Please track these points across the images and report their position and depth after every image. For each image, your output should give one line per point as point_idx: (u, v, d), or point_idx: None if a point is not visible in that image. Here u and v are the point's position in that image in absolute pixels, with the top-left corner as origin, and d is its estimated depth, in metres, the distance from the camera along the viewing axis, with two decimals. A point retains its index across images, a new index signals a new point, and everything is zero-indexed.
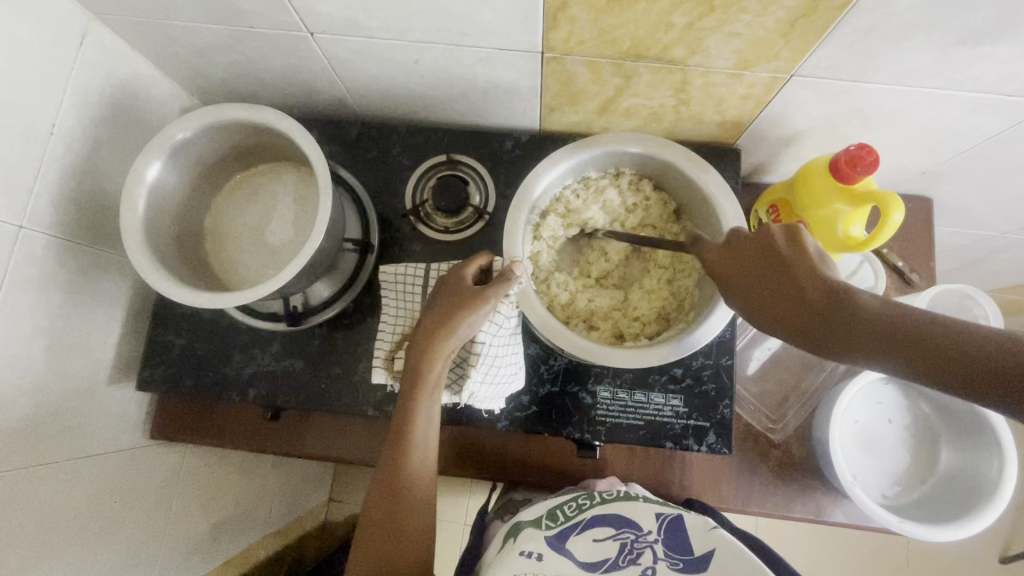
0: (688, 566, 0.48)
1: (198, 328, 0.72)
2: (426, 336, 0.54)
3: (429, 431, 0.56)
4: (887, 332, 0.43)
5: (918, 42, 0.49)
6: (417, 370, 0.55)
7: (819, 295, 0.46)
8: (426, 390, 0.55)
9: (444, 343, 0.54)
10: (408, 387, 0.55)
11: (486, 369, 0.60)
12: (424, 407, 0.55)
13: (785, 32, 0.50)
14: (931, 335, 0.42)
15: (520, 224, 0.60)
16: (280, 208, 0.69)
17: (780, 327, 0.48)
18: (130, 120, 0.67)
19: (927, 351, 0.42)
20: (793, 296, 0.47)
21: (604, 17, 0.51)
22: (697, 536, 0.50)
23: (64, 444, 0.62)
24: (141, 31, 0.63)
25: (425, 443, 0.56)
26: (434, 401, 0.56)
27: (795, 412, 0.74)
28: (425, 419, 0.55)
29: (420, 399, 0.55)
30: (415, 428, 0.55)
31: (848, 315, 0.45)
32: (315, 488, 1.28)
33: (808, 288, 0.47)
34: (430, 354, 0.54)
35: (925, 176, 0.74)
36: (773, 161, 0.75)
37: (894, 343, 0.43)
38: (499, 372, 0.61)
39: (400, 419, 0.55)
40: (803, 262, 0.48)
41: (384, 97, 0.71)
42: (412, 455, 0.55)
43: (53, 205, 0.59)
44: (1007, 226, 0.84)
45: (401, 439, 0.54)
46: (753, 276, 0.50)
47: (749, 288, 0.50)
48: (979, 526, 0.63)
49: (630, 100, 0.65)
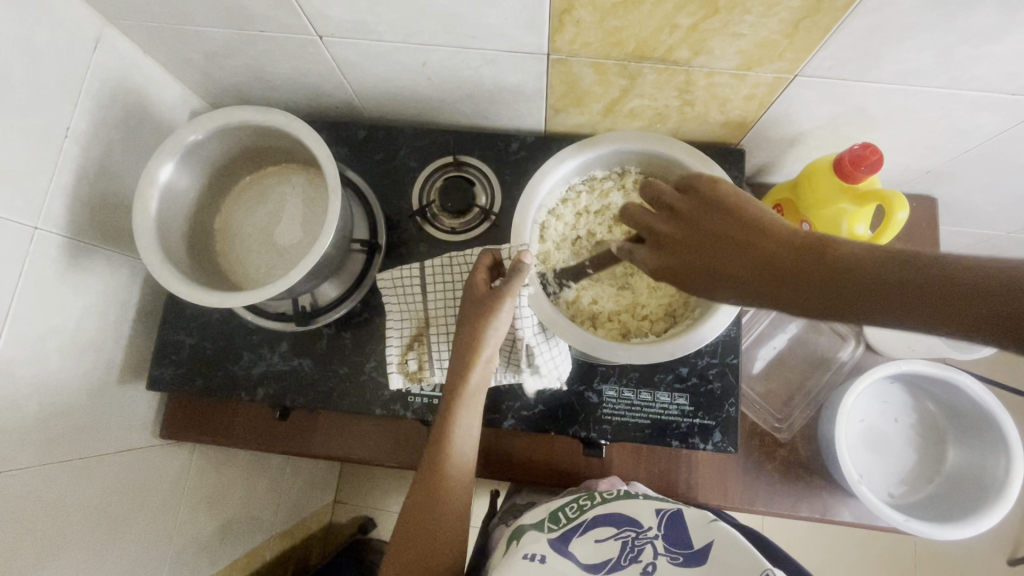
0: (688, 560, 0.49)
1: (208, 328, 0.73)
2: (461, 345, 0.55)
3: (469, 433, 0.57)
4: (854, 273, 0.38)
5: (921, 41, 0.49)
6: (456, 379, 0.55)
7: (776, 258, 0.41)
8: (465, 398, 0.55)
9: (478, 351, 0.55)
10: (448, 396, 0.56)
11: (542, 351, 0.61)
12: (466, 410, 0.56)
13: (788, 32, 0.51)
14: (908, 277, 0.37)
15: (527, 221, 0.60)
16: (289, 209, 0.70)
17: (728, 293, 0.44)
18: (142, 123, 0.68)
19: (896, 289, 0.37)
20: (747, 261, 0.43)
21: (610, 18, 0.52)
22: (695, 529, 0.51)
23: (75, 443, 0.63)
24: (154, 35, 0.64)
25: (463, 450, 0.56)
26: (472, 407, 0.56)
27: (801, 411, 0.75)
28: (465, 425, 0.56)
29: (461, 407, 0.55)
30: (454, 435, 0.55)
31: (816, 262, 0.40)
32: (320, 490, 1.29)
33: (765, 252, 0.42)
34: (468, 363, 0.55)
35: (929, 176, 0.74)
36: (778, 161, 0.75)
37: (859, 288, 0.38)
38: (557, 349, 0.62)
39: (440, 426, 0.56)
40: (743, 219, 0.44)
41: (391, 100, 0.72)
42: (451, 461, 0.56)
43: (67, 206, 0.60)
44: (1012, 226, 0.85)
45: (440, 447, 0.55)
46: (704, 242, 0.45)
47: (683, 254, 0.46)
48: (986, 524, 0.62)
49: (635, 101, 0.65)
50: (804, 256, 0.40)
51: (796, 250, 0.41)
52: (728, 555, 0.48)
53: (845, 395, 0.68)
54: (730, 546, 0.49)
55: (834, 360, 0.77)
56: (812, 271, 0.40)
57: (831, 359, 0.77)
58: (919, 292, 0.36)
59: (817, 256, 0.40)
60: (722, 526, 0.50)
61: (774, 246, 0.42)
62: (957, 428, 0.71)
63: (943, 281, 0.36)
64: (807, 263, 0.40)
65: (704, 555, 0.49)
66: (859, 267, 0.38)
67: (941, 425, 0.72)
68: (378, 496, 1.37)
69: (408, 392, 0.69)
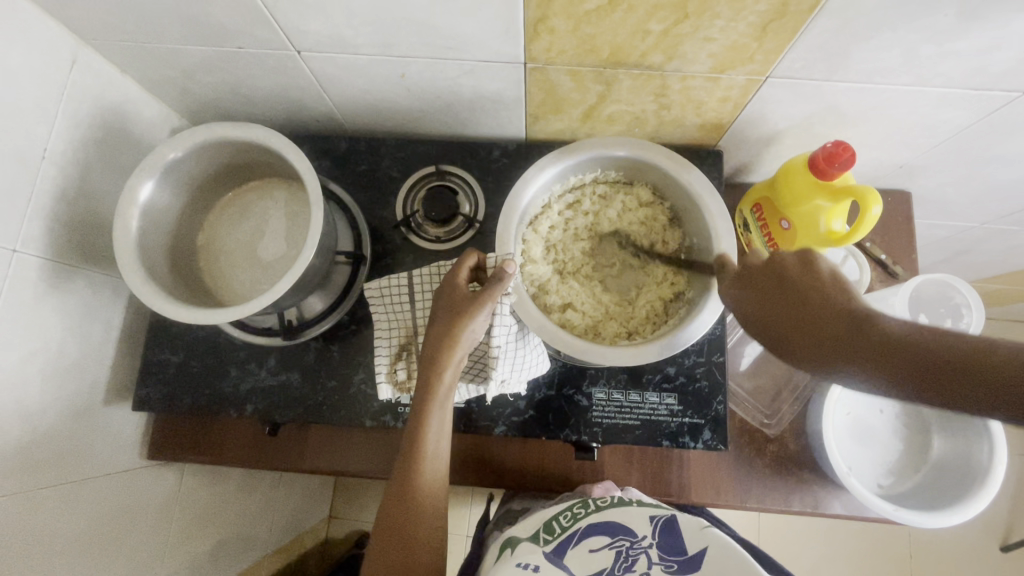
0: (683, 567, 0.49)
1: (194, 346, 0.73)
2: (433, 346, 0.55)
3: (441, 439, 0.56)
4: (845, 327, 0.42)
5: (885, 40, 0.51)
6: (427, 380, 0.55)
7: (825, 316, 0.43)
8: (437, 399, 0.55)
9: (450, 351, 0.55)
10: (420, 398, 0.55)
11: (507, 357, 0.61)
12: (436, 416, 0.55)
13: (757, 35, 0.52)
14: (931, 351, 0.37)
15: (512, 230, 0.61)
16: (272, 223, 0.70)
17: (783, 346, 0.46)
18: (121, 142, 0.68)
19: (918, 358, 0.37)
20: (764, 298, 0.49)
21: (583, 26, 0.53)
22: (689, 535, 0.52)
23: (61, 466, 0.62)
24: (130, 55, 0.64)
25: (435, 451, 0.56)
26: (445, 407, 0.56)
27: (789, 406, 0.75)
28: (436, 429, 0.56)
29: (432, 409, 0.55)
30: (427, 437, 0.55)
31: (843, 329, 0.42)
32: (315, 506, 1.28)
33: (771, 291, 0.48)
34: (440, 364, 0.55)
35: (903, 170, 0.76)
36: (754, 161, 0.77)
37: (896, 360, 0.38)
38: (524, 355, 0.62)
39: (413, 429, 0.55)
40: (812, 284, 0.46)
41: (371, 112, 0.73)
42: (425, 464, 0.55)
43: (46, 228, 0.59)
44: (985, 217, 0.87)
45: (413, 449, 0.55)
46: (773, 267, 0.49)
47: (756, 311, 0.49)
48: (975, 509, 0.63)
49: (613, 106, 0.66)
50: (819, 308, 0.44)
51: (822, 301, 0.44)
52: (725, 559, 0.49)
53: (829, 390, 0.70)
54: (723, 551, 0.49)
55: None
56: (815, 323, 0.44)
57: None
58: (914, 364, 0.37)
59: (850, 314, 0.42)
60: (715, 532, 0.51)
61: (796, 280, 0.47)
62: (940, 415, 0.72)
63: (967, 362, 0.36)
64: (843, 327, 0.42)
65: (699, 560, 0.49)
66: (898, 338, 0.39)
67: (924, 413, 0.73)
68: (374, 509, 1.36)
69: (397, 403, 0.69)
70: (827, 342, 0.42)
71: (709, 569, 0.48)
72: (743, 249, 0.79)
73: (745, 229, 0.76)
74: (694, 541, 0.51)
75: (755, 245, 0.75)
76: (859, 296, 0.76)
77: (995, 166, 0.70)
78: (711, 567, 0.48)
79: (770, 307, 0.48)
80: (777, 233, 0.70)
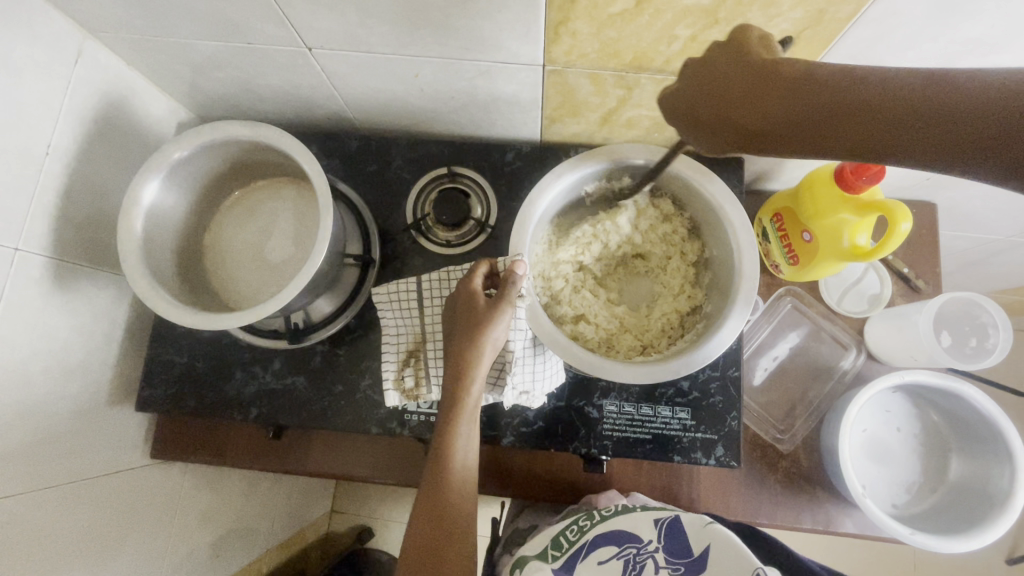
0: (689, 570, 0.50)
1: (199, 347, 0.71)
2: (457, 355, 0.53)
3: (467, 453, 0.54)
4: (809, 109, 0.36)
5: (924, 51, 0.48)
6: (454, 393, 0.53)
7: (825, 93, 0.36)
8: (465, 412, 0.53)
9: (475, 364, 0.53)
10: (446, 414, 0.53)
11: (524, 365, 0.60)
12: (463, 429, 0.54)
13: (789, 43, 0.50)
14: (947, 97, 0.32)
15: (526, 237, 0.59)
16: (279, 224, 0.68)
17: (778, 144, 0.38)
18: (127, 138, 0.67)
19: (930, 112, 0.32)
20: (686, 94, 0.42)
21: (606, 30, 0.50)
22: (694, 535, 0.51)
23: (64, 466, 0.61)
24: (137, 47, 0.62)
25: (464, 465, 0.54)
26: (471, 419, 0.54)
27: (803, 422, 0.74)
28: (464, 443, 0.54)
29: (458, 425, 0.53)
30: (454, 454, 0.53)
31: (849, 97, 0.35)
32: (318, 500, 1.28)
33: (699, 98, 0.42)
34: (467, 377, 0.53)
35: (929, 183, 0.73)
36: (775, 169, 0.74)
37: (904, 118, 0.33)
38: (542, 366, 0.61)
39: (440, 445, 0.53)
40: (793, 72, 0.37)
41: (382, 111, 0.71)
42: (453, 479, 0.53)
43: (50, 226, 0.58)
44: (1012, 230, 0.84)
45: (439, 466, 0.53)
46: (699, 71, 0.42)
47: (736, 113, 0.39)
48: (992, 536, 0.61)
49: (632, 111, 0.64)
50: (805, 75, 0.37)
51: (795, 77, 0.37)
52: (725, 558, 0.48)
53: (848, 406, 0.67)
54: (725, 548, 0.49)
55: (836, 369, 0.76)
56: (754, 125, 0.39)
57: (833, 368, 0.76)
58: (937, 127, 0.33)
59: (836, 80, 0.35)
60: (719, 528, 0.50)
61: (740, 70, 0.39)
62: (961, 438, 0.70)
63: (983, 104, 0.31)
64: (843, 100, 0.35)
65: (704, 561, 0.50)
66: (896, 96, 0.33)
67: (944, 434, 0.72)
68: (376, 506, 1.36)
69: (404, 410, 0.68)
70: (803, 135, 0.37)
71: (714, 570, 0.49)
72: (761, 259, 0.77)
73: (764, 239, 0.74)
74: (699, 539, 0.51)
75: (774, 255, 0.73)
76: (879, 310, 0.74)
77: None
78: (715, 565, 0.49)
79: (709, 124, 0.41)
80: (797, 244, 0.68)
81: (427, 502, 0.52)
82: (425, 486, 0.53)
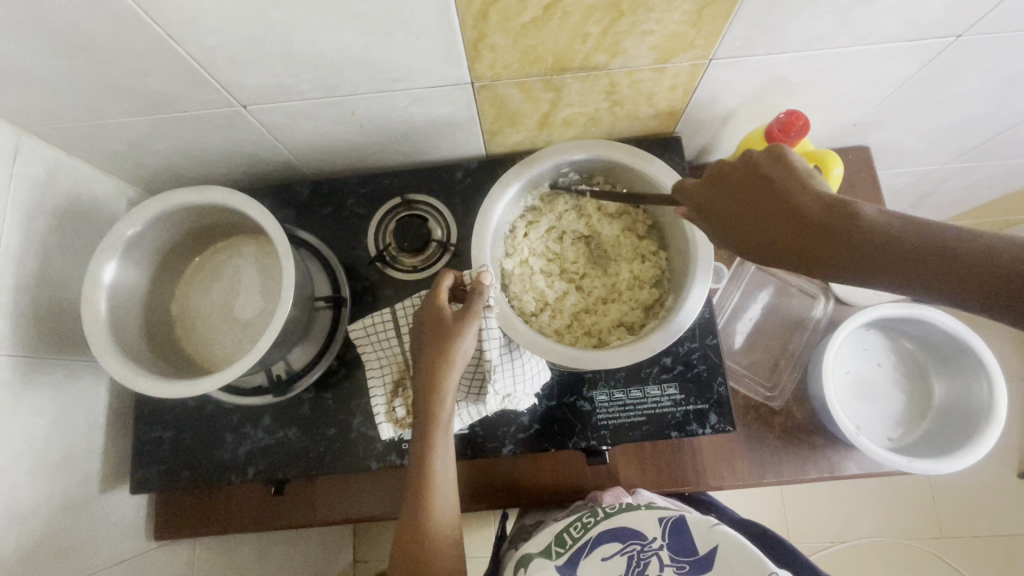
0: (694, 568, 0.50)
1: (185, 419, 0.71)
2: (427, 370, 0.54)
3: (448, 464, 0.55)
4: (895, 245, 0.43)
5: (816, 9, 0.52)
6: (427, 407, 0.54)
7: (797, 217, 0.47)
8: (439, 424, 0.54)
9: (446, 377, 0.53)
10: (422, 429, 0.54)
11: (505, 371, 0.60)
12: (440, 442, 0.54)
13: (694, 22, 0.53)
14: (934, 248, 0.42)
15: (487, 246, 0.61)
16: (245, 281, 0.69)
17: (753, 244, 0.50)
18: (77, 224, 0.67)
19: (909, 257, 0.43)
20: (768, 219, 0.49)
21: (523, 39, 0.53)
22: (700, 534, 0.51)
23: (65, 564, 0.60)
24: (73, 135, 0.62)
25: (445, 477, 0.54)
26: (449, 431, 0.55)
27: (788, 376, 0.76)
28: (442, 455, 0.54)
29: (436, 437, 0.54)
30: (434, 467, 0.54)
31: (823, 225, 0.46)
32: (337, 553, 1.25)
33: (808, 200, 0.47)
34: (438, 390, 0.53)
35: (857, 127, 0.77)
36: (713, 141, 0.77)
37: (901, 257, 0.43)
38: (522, 368, 0.61)
39: (418, 460, 0.54)
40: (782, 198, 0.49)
41: (327, 153, 0.72)
42: (434, 494, 0.53)
43: (12, 325, 0.57)
44: (944, 158, 0.88)
45: (421, 482, 0.53)
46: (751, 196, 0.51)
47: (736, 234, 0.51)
48: (983, 449, 0.64)
49: (566, 111, 0.67)
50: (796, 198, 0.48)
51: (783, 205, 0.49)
52: (734, 558, 0.50)
53: (825, 353, 0.70)
54: (733, 546, 0.50)
55: (809, 319, 0.79)
56: (892, 240, 0.43)
57: (806, 319, 0.79)
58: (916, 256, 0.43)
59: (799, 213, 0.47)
60: (725, 529, 0.51)
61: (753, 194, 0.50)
62: (937, 362, 0.73)
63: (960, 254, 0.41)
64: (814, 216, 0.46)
65: (710, 560, 0.50)
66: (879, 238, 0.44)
67: (921, 362, 0.74)
68: None
69: (400, 440, 0.68)
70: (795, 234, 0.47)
71: (720, 567, 0.50)
72: None
73: None
74: (705, 538, 0.51)
75: None
76: None
77: (946, 107, 0.72)
78: (722, 565, 0.50)
79: (852, 246, 0.45)
80: None
81: (411, 516, 0.53)
82: (408, 501, 0.54)
